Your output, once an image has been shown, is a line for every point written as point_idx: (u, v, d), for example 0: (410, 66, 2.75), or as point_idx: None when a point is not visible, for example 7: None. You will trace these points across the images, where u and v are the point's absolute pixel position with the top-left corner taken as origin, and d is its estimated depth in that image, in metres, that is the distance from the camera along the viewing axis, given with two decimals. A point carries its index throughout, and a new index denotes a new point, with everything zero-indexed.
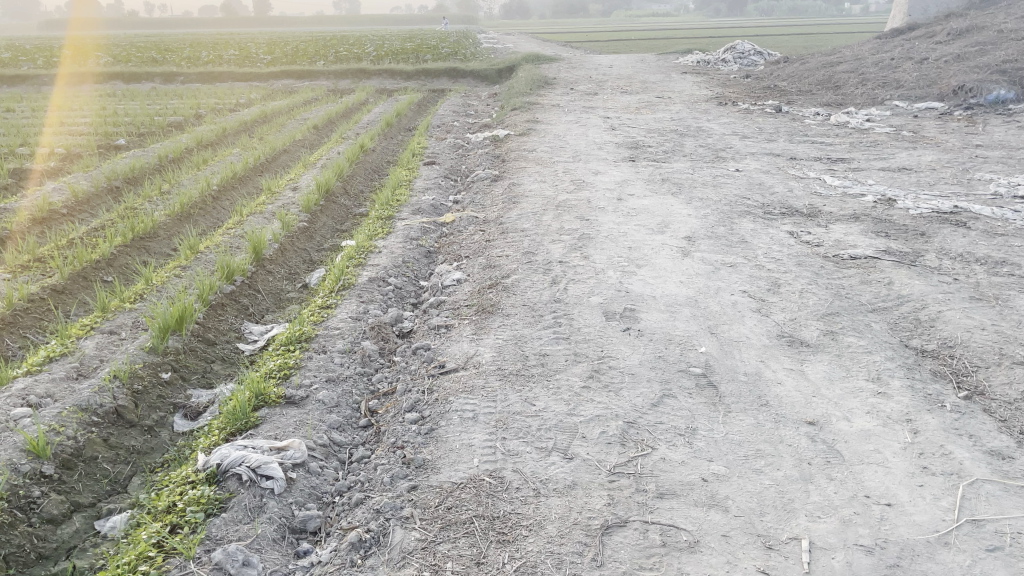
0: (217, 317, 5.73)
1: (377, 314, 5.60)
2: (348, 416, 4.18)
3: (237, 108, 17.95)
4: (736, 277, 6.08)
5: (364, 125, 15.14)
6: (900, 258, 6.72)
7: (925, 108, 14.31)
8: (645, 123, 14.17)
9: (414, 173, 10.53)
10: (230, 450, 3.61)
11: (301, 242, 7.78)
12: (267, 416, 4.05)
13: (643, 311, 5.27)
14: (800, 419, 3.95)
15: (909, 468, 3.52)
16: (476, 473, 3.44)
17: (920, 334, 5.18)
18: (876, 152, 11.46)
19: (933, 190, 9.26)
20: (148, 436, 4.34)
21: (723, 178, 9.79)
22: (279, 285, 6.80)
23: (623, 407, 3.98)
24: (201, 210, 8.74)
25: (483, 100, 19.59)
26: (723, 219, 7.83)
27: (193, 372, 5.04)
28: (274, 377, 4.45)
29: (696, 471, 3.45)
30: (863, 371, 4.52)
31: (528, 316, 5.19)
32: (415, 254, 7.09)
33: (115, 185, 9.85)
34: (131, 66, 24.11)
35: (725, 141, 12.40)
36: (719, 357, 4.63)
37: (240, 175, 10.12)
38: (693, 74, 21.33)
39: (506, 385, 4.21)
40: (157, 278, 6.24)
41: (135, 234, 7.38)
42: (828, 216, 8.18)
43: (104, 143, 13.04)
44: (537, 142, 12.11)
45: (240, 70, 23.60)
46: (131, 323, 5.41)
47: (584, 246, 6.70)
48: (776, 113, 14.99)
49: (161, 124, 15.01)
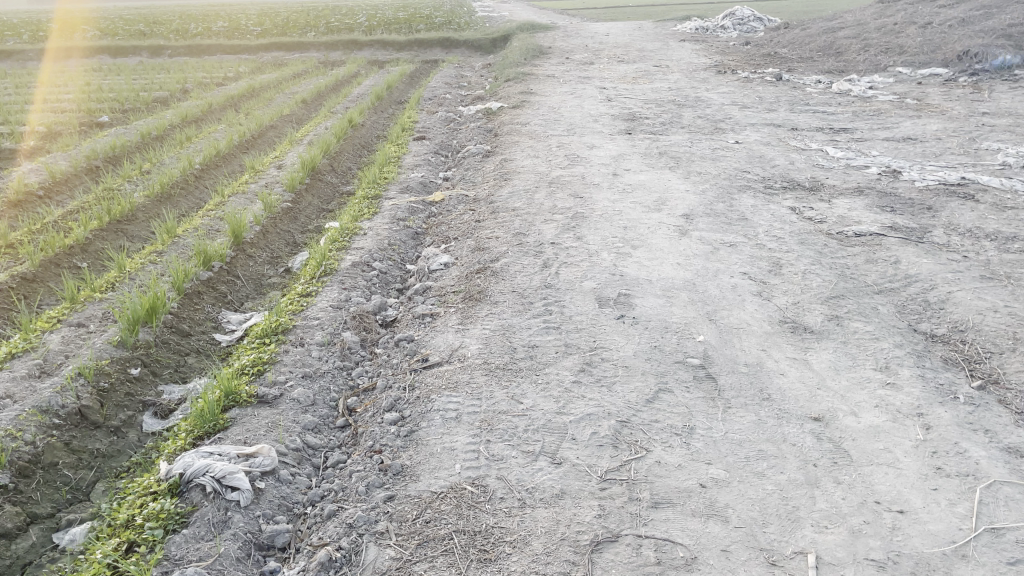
0: (192, 306, 5.47)
1: (359, 303, 5.34)
2: (324, 416, 3.94)
3: (225, 81, 17.53)
4: (737, 258, 5.81)
5: (354, 98, 14.77)
6: (907, 234, 6.44)
7: (929, 74, 13.94)
8: (642, 93, 13.81)
9: (404, 148, 10.21)
10: (195, 458, 3.38)
11: (284, 223, 7.51)
12: (237, 418, 3.81)
13: (638, 297, 5.02)
14: (805, 414, 3.71)
15: (921, 469, 3.28)
16: (457, 481, 3.20)
17: (929, 317, 4.93)
18: (879, 122, 11.13)
19: (939, 161, 8.97)
20: (114, 438, 4.11)
21: (722, 150, 9.47)
22: (261, 270, 6.54)
23: (616, 404, 3.73)
24: (182, 190, 8.46)
25: (478, 70, 19.18)
26: (722, 195, 7.55)
27: (164, 367, 4.80)
28: (247, 374, 4.21)
29: (694, 476, 3.21)
30: (870, 360, 4.27)
31: (517, 305, 4.93)
32: (402, 235, 6.82)
33: (95, 165, 9.55)
34: (118, 40, 23.52)
35: (725, 112, 12.06)
36: (717, 347, 4.38)
37: (223, 153, 9.83)
38: (692, 41, 20.87)
39: (492, 381, 3.97)
40: (131, 265, 5.98)
41: (111, 217, 7.11)
42: (831, 189, 7.90)
43: (87, 120, 12.69)
44: (531, 116, 11.76)
45: (228, 43, 23.07)
46: (101, 315, 5.17)
47: (577, 227, 6.42)
48: (776, 81, 14.61)
49: (145, 99, 14.62)
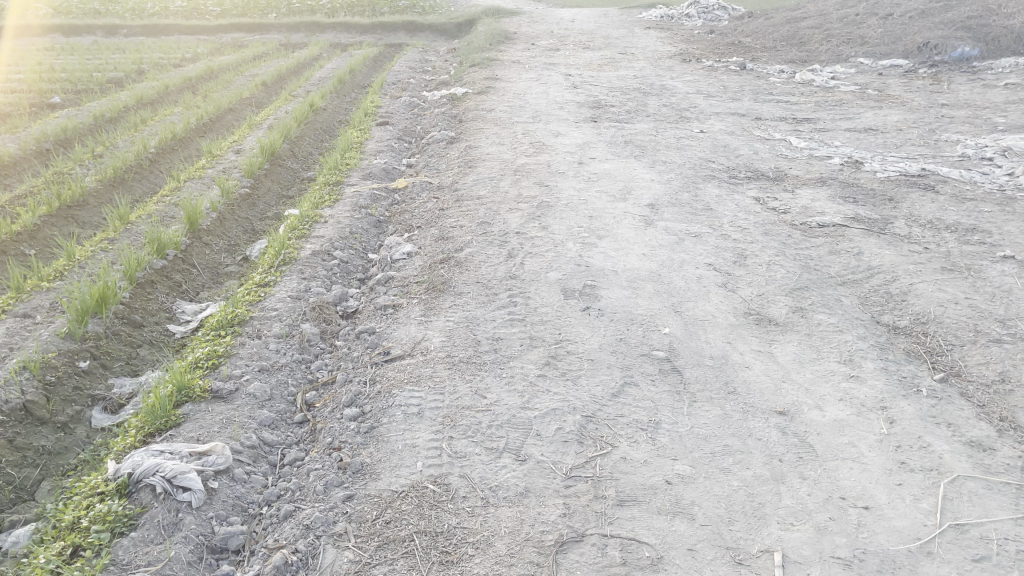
0: (145, 296, 5.29)
1: (319, 293, 5.21)
2: (282, 411, 3.82)
3: (182, 63, 17.10)
4: (702, 248, 5.78)
5: (315, 82, 14.49)
6: (869, 225, 6.47)
7: (890, 65, 14.08)
8: (608, 81, 13.75)
9: (366, 134, 10.03)
10: (145, 457, 3.24)
11: (242, 210, 7.32)
12: (190, 414, 3.68)
13: (603, 288, 4.96)
14: (770, 408, 3.68)
15: (886, 464, 3.28)
16: (418, 480, 3.12)
17: (892, 308, 4.95)
18: (841, 112, 11.21)
19: (899, 152, 9.05)
20: (60, 434, 3.94)
21: (687, 139, 9.46)
22: (217, 258, 6.37)
23: (581, 399, 3.67)
24: (136, 175, 8.21)
25: (442, 55, 18.96)
26: (687, 184, 7.53)
27: (115, 360, 4.63)
28: (201, 367, 4.06)
29: (659, 473, 3.17)
30: (834, 353, 4.27)
31: (481, 296, 4.84)
32: (364, 223, 6.68)
33: (44, 148, 9.24)
34: (71, 19, 22.79)
35: (689, 100, 12.05)
36: (683, 339, 4.34)
37: (180, 136, 9.57)
38: (657, 29, 20.85)
39: (455, 375, 3.88)
40: (81, 253, 5.78)
41: (61, 203, 6.86)
42: (794, 179, 7.93)
43: (37, 101, 12.26)
44: (496, 102, 11.64)
45: (186, 23, 22.50)
46: (48, 305, 4.97)
47: (542, 216, 6.35)
48: (740, 70, 14.65)
49: (98, 80, 14.20)
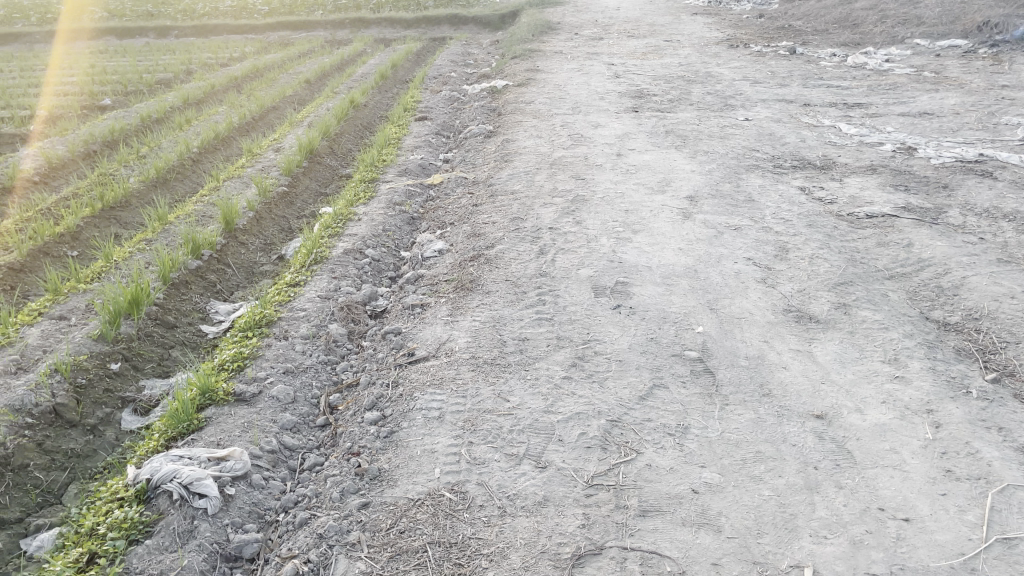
0: (179, 297, 5.32)
1: (349, 293, 5.17)
2: (304, 415, 3.78)
3: (229, 62, 17.32)
4: (741, 242, 5.59)
5: (358, 77, 14.55)
6: (921, 215, 6.19)
7: (947, 46, 13.52)
8: (652, 69, 13.49)
9: (405, 130, 10.01)
10: (164, 462, 3.22)
11: (280, 209, 7.35)
12: (212, 417, 3.66)
13: (636, 285, 4.81)
14: (807, 412, 3.51)
15: (929, 472, 3.09)
16: (435, 487, 3.04)
17: (943, 303, 4.70)
18: (895, 96, 10.79)
19: (956, 137, 8.66)
20: (90, 437, 3.96)
21: (731, 128, 9.20)
22: (253, 257, 6.39)
23: (607, 402, 3.55)
24: (178, 175, 8.31)
25: (485, 47, 18.88)
26: (729, 175, 7.31)
27: (147, 362, 4.65)
28: (227, 370, 4.05)
29: (686, 481, 3.03)
30: (877, 352, 4.06)
31: (509, 294, 4.74)
32: (397, 221, 6.64)
33: (92, 149, 9.41)
34: (124, 21, 23.26)
35: (736, 87, 11.74)
36: (717, 338, 4.18)
37: (222, 136, 9.66)
38: (704, 15, 20.42)
39: (478, 377, 3.80)
40: (119, 254, 5.84)
41: (103, 204, 6.97)
42: (843, 168, 7.64)
43: (88, 103, 12.52)
44: (536, 94, 11.51)
45: (235, 22, 22.80)
46: (84, 307, 5.02)
47: (576, 211, 6.21)
48: (789, 55, 14.23)
49: (147, 81, 14.45)
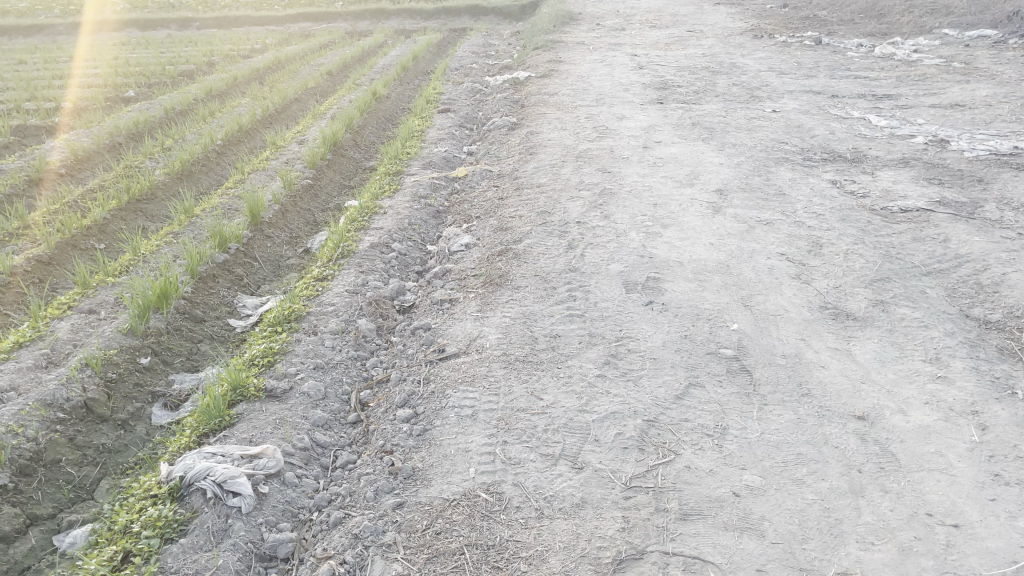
0: (206, 290, 5.31)
1: (377, 287, 5.14)
2: (335, 411, 3.75)
3: (251, 54, 17.32)
4: (773, 237, 5.50)
5: (379, 69, 14.50)
6: (957, 210, 6.06)
7: (977, 36, 13.28)
8: (675, 60, 13.35)
9: (428, 122, 9.95)
10: (197, 459, 3.20)
11: (305, 202, 7.33)
12: (243, 414, 3.63)
13: (667, 281, 4.74)
14: (848, 413, 3.44)
15: (977, 477, 3.01)
16: (471, 487, 2.99)
17: (983, 301, 4.59)
18: (924, 87, 10.61)
19: (989, 129, 8.49)
20: (121, 432, 3.95)
21: (759, 120, 9.07)
22: (279, 250, 6.37)
23: (643, 402, 3.49)
24: (203, 167, 8.31)
25: (506, 38, 18.77)
26: (758, 168, 7.20)
27: (176, 356, 4.64)
28: (257, 365, 4.03)
29: (726, 484, 2.97)
30: (918, 351, 3.97)
31: (539, 290, 4.69)
32: (423, 214, 6.60)
33: (116, 141, 9.43)
34: (145, 13, 23.30)
35: (761, 78, 11.59)
36: (753, 336, 4.10)
37: (246, 128, 9.66)
38: (727, 4, 20.19)
39: (511, 375, 3.74)
40: (146, 248, 5.84)
41: (130, 196, 6.97)
42: (874, 160, 7.51)
43: (112, 95, 12.56)
44: (559, 85, 11.41)
45: (255, 14, 22.80)
46: (113, 300, 5.01)
47: (604, 204, 6.14)
48: (815, 45, 14.02)
49: (170, 73, 14.47)
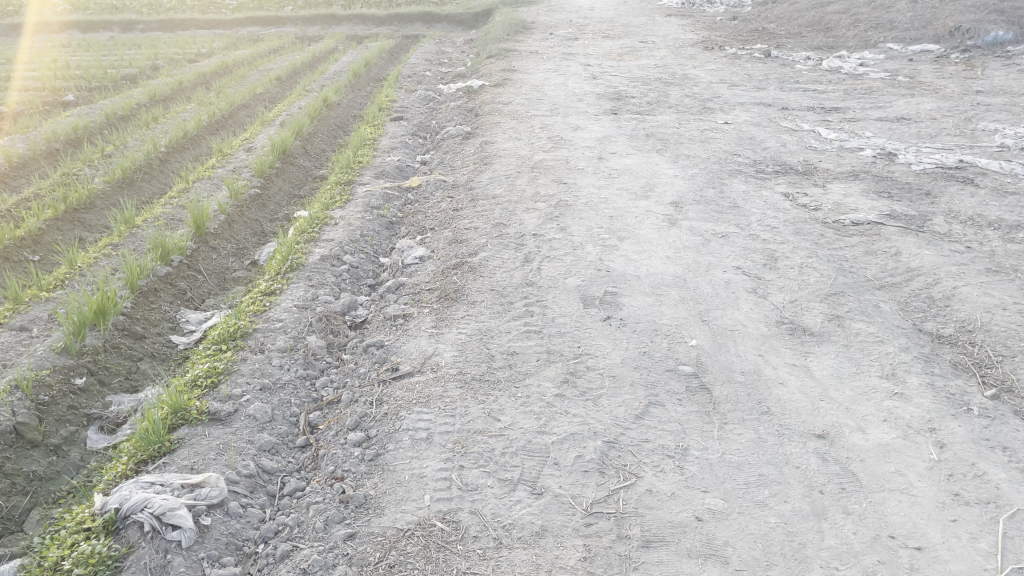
0: (147, 306, 5.08)
1: (327, 302, 4.98)
2: (283, 435, 3.59)
3: (197, 58, 16.92)
4: (729, 250, 5.49)
5: (330, 76, 14.27)
6: (906, 223, 6.14)
7: (920, 51, 13.61)
8: (628, 71, 13.40)
9: (381, 130, 9.80)
10: (134, 490, 3.01)
11: (252, 212, 7.11)
12: (185, 439, 3.45)
13: (625, 296, 4.68)
14: (808, 431, 3.40)
15: (938, 496, 2.99)
16: (426, 516, 2.87)
17: (936, 315, 4.63)
18: (871, 100, 10.81)
19: (934, 142, 8.67)
20: (53, 458, 3.73)
21: (711, 132, 9.12)
22: (225, 262, 6.15)
23: (603, 422, 3.40)
24: (145, 175, 8.02)
25: (460, 46, 18.67)
26: (712, 180, 7.22)
27: (114, 375, 4.41)
28: (200, 387, 3.84)
29: (688, 508, 2.90)
30: (875, 366, 3.97)
31: (495, 305, 4.58)
32: (375, 225, 6.45)
33: (54, 147, 9.07)
34: (87, 15, 22.62)
35: (713, 90, 11.68)
36: (711, 352, 4.06)
37: (191, 135, 9.39)
38: (679, 16, 20.41)
39: (467, 395, 3.63)
40: (83, 260, 5.59)
41: (66, 205, 6.68)
42: (825, 173, 7.59)
43: (50, 99, 12.11)
44: (513, 94, 11.36)
45: (202, 17, 22.33)
46: (47, 317, 4.76)
47: (560, 216, 6.07)
48: (765, 58, 14.22)
49: (112, 77, 14.04)
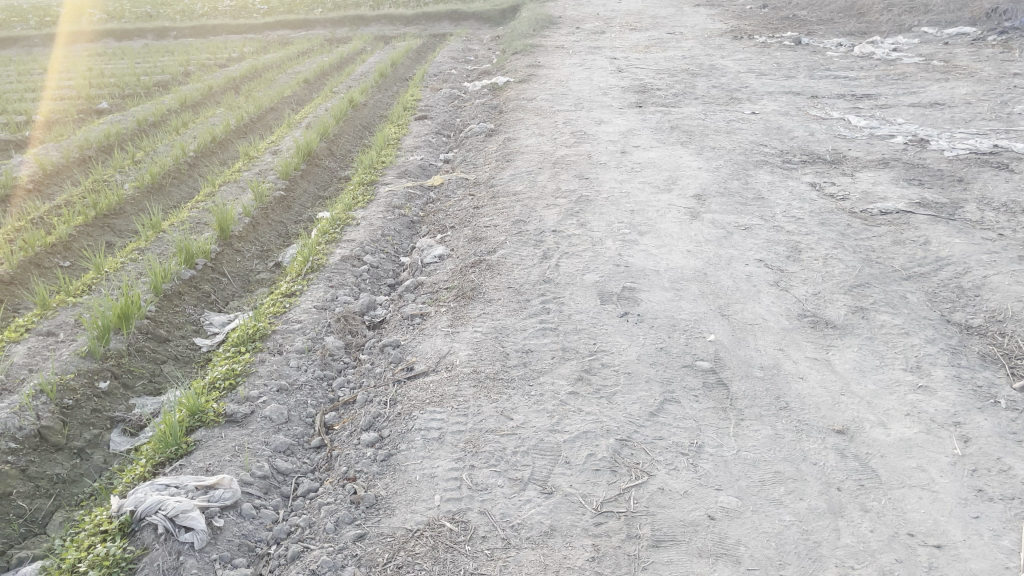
0: (171, 309, 5.15)
1: (346, 303, 5.00)
2: (299, 436, 3.61)
3: (228, 63, 17.13)
4: (752, 242, 5.40)
5: (357, 77, 14.34)
6: (937, 211, 5.98)
7: (956, 34, 13.26)
8: (655, 63, 13.27)
9: (405, 129, 9.83)
10: (150, 492, 3.04)
11: (277, 214, 7.18)
12: (201, 441, 3.49)
13: (643, 291, 4.63)
14: (827, 427, 3.33)
15: (960, 493, 2.91)
16: (435, 516, 2.87)
17: (965, 305, 4.50)
18: (904, 86, 10.57)
19: (968, 128, 8.45)
20: (77, 460, 3.79)
21: (738, 122, 9.00)
22: (249, 265, 6.22)
23: (616, 420, 3.37)
24: (174, 180, 8.14)
25: (487, 43, 18.65)
26: (737, 171, 7.12)
27: (137, 378, 4.47)
28: (218, 389, 3.88)
29: (701, 506, 2.85)
30: (899, 359, 3.87)
31: (512, 303, 4.56)
32: (396, 225, 6.47)
33: (87, 154, 9.26)
34: (123, 23, 23.05)
35: (741, 80, 11.52)
36: (730, 347, 4.00)
37: (219, 139, 9.50)
38: (708, 6, 20.14)
39: (480, 394, 3.62)
40: (110, 265, 5.68)
41: (97, 212, 6.81)
42: (854, 162, 7.44)
43: (85, 107, 12.35)
44: (538, 90, 11.31)
45: (233, 22, 22.60)
46: (73, 322, 4.85)
47: (580, 212, 6.03)
48: (795, 46, 13.99)
49: (145, 83, 14.29)
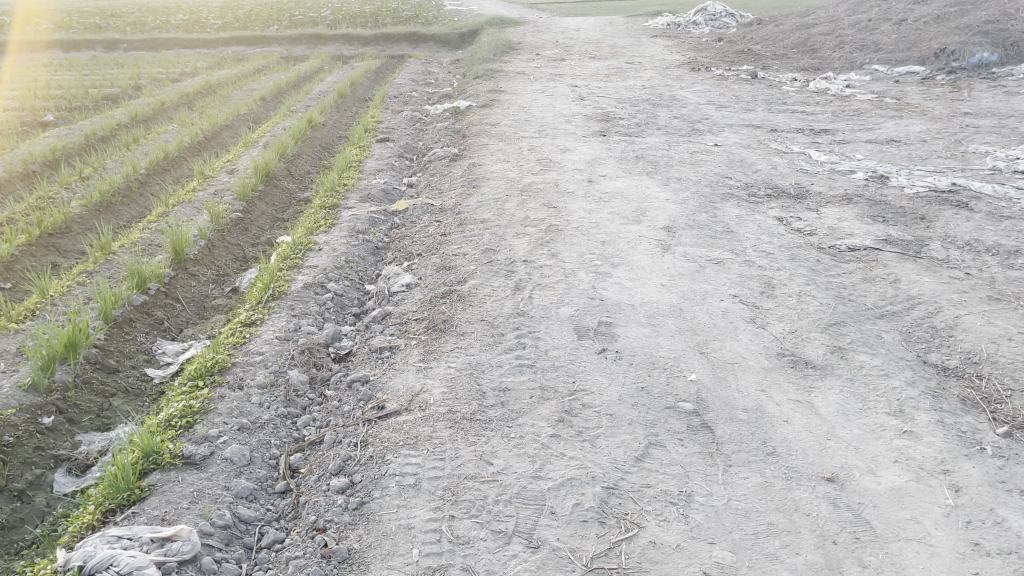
0: (122, 337, 4.86)
1: (310, 333, 4.78)
2: (262, 479, 3.39)
3: (180, 78, 16.70)
4: (725, 277, 5.35)
5: (315, 96, 14.08)
6: (903, 248, 6.02)
7: (906, 72, 13.60)
8: (616, 92, 13.32)
9: (366, 151, 9.63)
10: (100, 545, 2.78)
11: (233, 236, 6.91)
12: (157, 485, 3.23)
13: (620, 327, 4.52)
14: (817, 474, 3.24)
15: (957, 546, 2.83)
16: (414, 573, 2.68)
17: (940, 345, 4.48)
18: (860, 122, 10.75)
19: (925, 165, 8.59)
20: (17, 504, 3.50)
21: (701, 154, 9.02)
22: (204, 290, 5.94)
23: (601, 465, 3.22)
24: (124, 198, 7.81)
25: (446, 66, 18.56)
26: (704, 204, 7.08)
27: (84, 413, 4.18)
28: (174, 427, 3.62)
29: (695, 561, 2.72)
30: (882, 403, 3.80)
31: (485, 337, 4.40)
32: (361, 251, 6.27)
33: (31, 169, 8.85)
34: (71, 34, 22.39)
35: (701, 112, 11.60)
36: (712, 388, 3.89)
37: (172, 156, 9.18)
38: (665, 37, 20.39)
39: (458, 435, 3.44)
40: (54, 288, 5.36)
41: (41, 230, 6.47)
42: (818, 197, 7.47)
43: (29, 119, 11.87)
44: (501, 115, 11.23)
45: (186, 36, 22.12)
46: (15, 350, 4.54)
47: (551, 242, 5.92)
48: (751, 79, 14.21)
49: (93, 96, 13.82)
